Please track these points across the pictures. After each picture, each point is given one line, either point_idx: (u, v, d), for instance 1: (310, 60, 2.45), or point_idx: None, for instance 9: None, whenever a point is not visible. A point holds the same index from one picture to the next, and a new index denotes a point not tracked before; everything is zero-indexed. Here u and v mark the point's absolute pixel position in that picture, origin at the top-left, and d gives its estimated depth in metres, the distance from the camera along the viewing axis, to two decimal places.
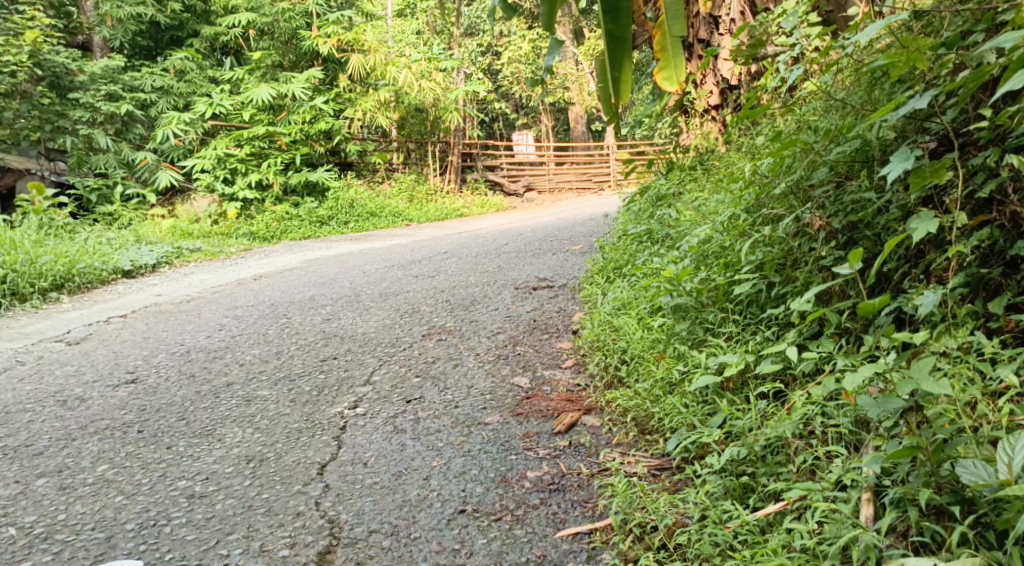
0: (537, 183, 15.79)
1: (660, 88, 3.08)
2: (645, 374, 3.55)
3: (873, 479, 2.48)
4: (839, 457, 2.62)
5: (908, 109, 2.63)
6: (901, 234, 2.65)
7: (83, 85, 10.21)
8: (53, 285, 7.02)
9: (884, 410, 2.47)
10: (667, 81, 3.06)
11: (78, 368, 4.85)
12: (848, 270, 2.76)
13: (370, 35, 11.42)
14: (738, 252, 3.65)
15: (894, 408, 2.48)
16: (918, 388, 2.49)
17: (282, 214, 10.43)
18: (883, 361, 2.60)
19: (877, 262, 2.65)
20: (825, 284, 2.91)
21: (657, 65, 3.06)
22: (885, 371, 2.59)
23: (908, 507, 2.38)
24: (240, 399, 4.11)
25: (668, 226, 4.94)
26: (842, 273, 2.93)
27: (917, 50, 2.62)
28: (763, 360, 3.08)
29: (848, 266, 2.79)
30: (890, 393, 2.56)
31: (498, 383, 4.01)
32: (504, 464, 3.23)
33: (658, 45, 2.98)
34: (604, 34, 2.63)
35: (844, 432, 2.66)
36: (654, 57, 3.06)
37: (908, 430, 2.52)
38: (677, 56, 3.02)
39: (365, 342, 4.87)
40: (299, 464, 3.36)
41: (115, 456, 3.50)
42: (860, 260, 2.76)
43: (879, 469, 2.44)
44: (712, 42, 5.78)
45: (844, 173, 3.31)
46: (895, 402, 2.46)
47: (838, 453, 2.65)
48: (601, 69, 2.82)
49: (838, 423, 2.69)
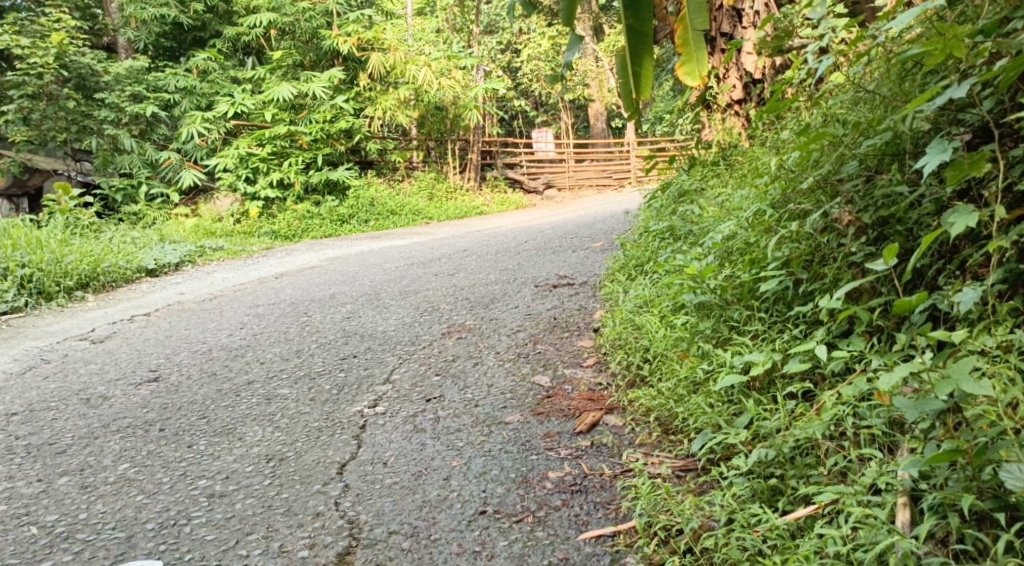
0: (557, 181, 15.72)
1: (681, 83, 3.01)
2: (669, 373, 3.49)
3: (908, 483, 2.41)
4: (873, 460, 2.55)
5: (945, 98, 2.59)
6: (939, 229, 2.58)
7: (108, 86, 10.26)
8: (78, 284, 7.04)
9: (921, 412, 2.35)
10: (690, 75, 2.98)
11: (102, 366, 4.85)
12: (882, 266, 2.68)
13: (390, 34, 11.39)
14: (763, 248, 3.58)
15: (932, 410, 2.37)
16: (957, 389, 2.41)
17: (303, 213, 10.45)
18: (920, 361, 2.50)
19: (912, 259, 2.57)
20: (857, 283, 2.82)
21: (678, 60, 2.97)
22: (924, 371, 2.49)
23: (948, 513, 2.32)
24: (261, 397, 4.09)
25: (690, 222, 4.87)
26: (877, 270, 2.82)
27: (954, 37, 2.57)
28: (790, 360, 3.02)
29: (882, 262, 2.71)
30: (928, 394, 2.46)
31: (519, 382, 3.97)
32: (525, 464, 3.19)
33: (680, 39, 2.92)
34: (625, 30, 2.58)
35: (878, 433, 2.58)
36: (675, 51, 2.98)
37: (947, 433, 2.44)
38: (699, 50, 2.95)
39: (385, 341, 4.84)
40: (319, 464, 3.33)
41: (137, 455, 3.48)
42: (895, 256, 2.68)
43: (917, 473, 2.37)
44: (734, 36, 5.72)
45: (874, 167, 3.24)
46: (932, 403, 2.35)
47: (872, 455, 2.57)
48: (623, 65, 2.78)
49: (872, 423, 2.62)
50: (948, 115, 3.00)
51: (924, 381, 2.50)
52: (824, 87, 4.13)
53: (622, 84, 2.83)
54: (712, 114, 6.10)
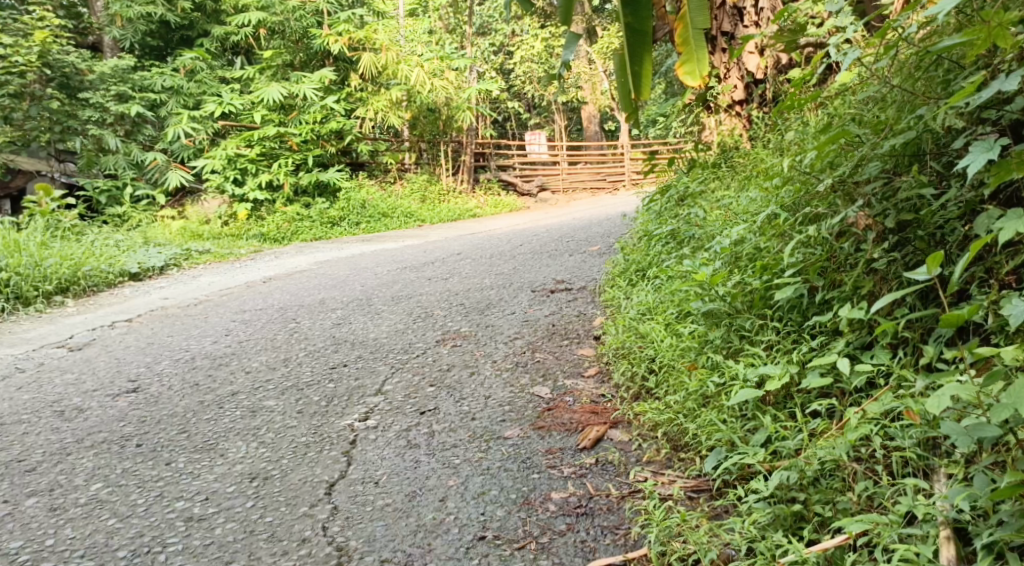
0: (551, 183, 15.52)
1: (681, 82, 2.83)
2: (677, 386, 3.30)
3: (951, 515, 2.24)
4: (911, 488, 2.36)
5: (994, 90, 2.53)
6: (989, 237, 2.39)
7: (93, 85, 10.04)
8: (58, 288, 6.83)
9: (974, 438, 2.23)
10: (690, 76, 2.82)
11: (79, 376, 4.63)
12: (925, 275, 2.48)
13: (382, 34, 11.19)
14: (776, 253, 3.39)
15: (985, 436, 2.24)
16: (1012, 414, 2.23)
17: (293, 215, 10.25)
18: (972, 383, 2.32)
19: (960, 269, 2.38)
20: (892, 295, 2.55)
21: (677, 59, 2.81)
22: (976, 393, 2.30)
23: (1004, 553, 2.15)
24: (246, 409, 3.88)
25: (695, 225, 4.69)
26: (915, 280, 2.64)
27: (1000, 25, 2.43)
28: (809, 372, 2.83)
29: (925, 270, 2.51)
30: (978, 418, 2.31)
31: (517, 393, 3.77)
32: (527, 484, 2.99)
33: (679, 37, 2.76)
34: (623, 27, 2.50)
35: (912, 457, 2.40)
36: (675, 51, 2.82)
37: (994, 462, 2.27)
38: (699, 49, 2.78)
39: (377, 348, 4.65)
40: (307, 483, 3.13)
41: (111, 473, 3.28)
42: (939, 264, 2.48)
43: (967, 505, 2.22)
44: (735, 35, 5.54)
45: (895, 167, 3.06)
46: (987, 430, 2.22)
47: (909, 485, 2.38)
48: (620, 64, 2.69)
49: (903, 446, 2.43)
50: (973, 113, 2.85)
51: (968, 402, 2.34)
52: (835, 85, 3.96)
53: (619, 84, 2.69)
54: (710, 115, 5.91)
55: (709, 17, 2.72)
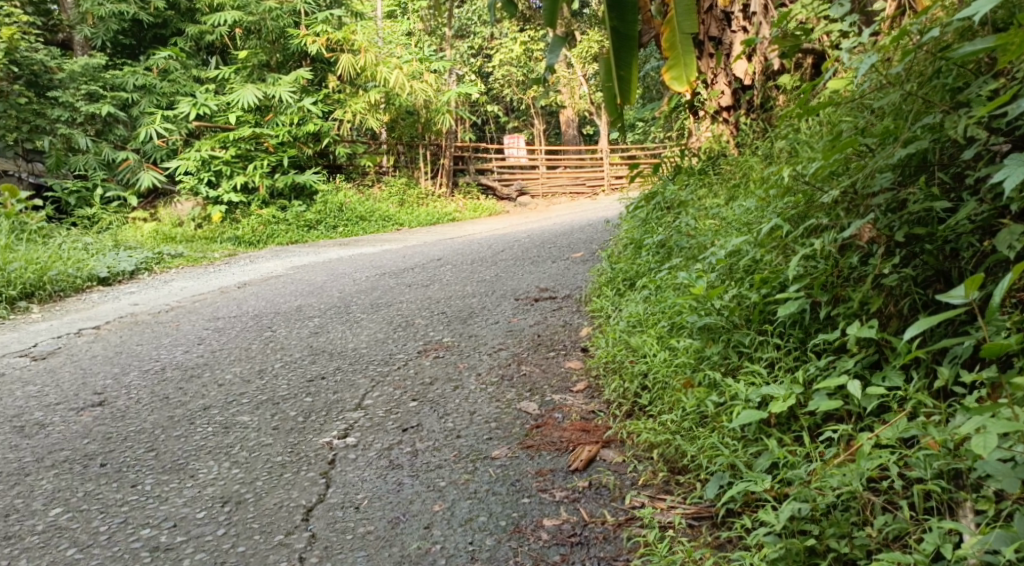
0: (530, 187, 15.37)
1: (666, 87, 2.81)
2: (672, 404, 3.15)
3: (985, 556, 2.11)
4: (937, 525, 2.23)
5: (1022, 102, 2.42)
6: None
7: (62, 83, 9.83)
8: (22, 294, 6.61)
9: None
10: (675, 81, 2.79)
11: (42, 388, 4.42)
12: (962, 298, 2.32)
13: (360, 35, 11.08)
14: (776, 265, 3.24)
15: None
16: None
17: (268, 218, 10.02)
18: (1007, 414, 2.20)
19: (1002, 293, 2.23)
20: (927, 322, 2.35)
21: (665, 63, 2.79)
22: (1014, 426, 2.17)
23: None
24: (218, 426, 3.69)
25: (686, 234, 4.54)
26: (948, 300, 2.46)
27: None
28: (815, 394, 2.69)
29: (960, 292, 2.35)
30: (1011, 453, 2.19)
31: (504, 409, 3.60)
32: (516, 510, 2.84)
33: (666, 42, 2.71)
34: (608, 31, 2.39)
35: (936, 491, 2.28)
36: (662, 55, 2.79)
37: None
38: (686, 54, 2.73)
39: (356, 359, 4.46)
40: (282, 508, 2.97)
41: (71, 497, 3.15)
42: (976, 286, 2.33)
43: (1008, 549, 2.09)
44: (722, 40, 5.40)
45: (903, 176, 2.92)
46: None
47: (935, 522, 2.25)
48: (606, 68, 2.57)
49: (925, 478, 2.30)
50: (983, 123, 2.74)
51: (1001, 434, 2.21)
52: (830, 90, 3.82)
53: (604, 90, 2.58)
54: (698, 122, 5.74)
55: (698, 21, 2.61)
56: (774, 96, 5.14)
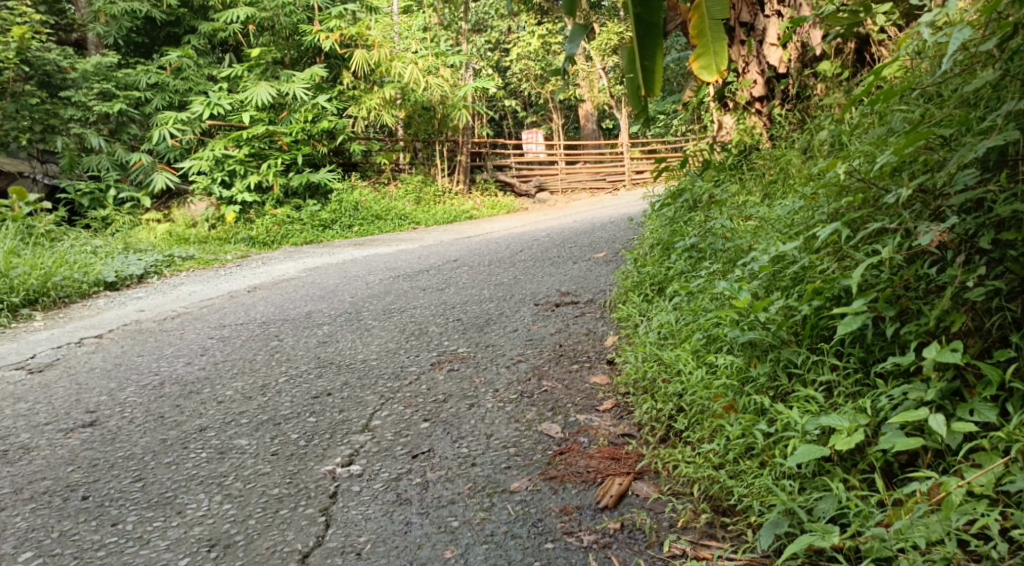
0: (550, 183, 14.99)
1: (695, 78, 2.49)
2: (712, 431, 2.79)
3: None
4: None
5: None
6: None
7: (75, 83, 9.59)
8: (25, 301, 6.33)
9: None
10: (705, 70, 2.47)
11: (31, 406, 4.11)
12: None
13: (375, 30, 10.75)
14: (831, 274, 2.88)
15: None
16: None
17: (282, 218, 9.71)
18: None
19: None
20: None
21: (692, 52, 2.47)
22: None
23: None
24: (212, 451, 3.36)
25: (722, 234, 4.16)
26: None
27: None
28: (889, 429, 2.40)
29: None
30: None
31: (524, 432, 3.25)
32: (539, 557, 2.51)
33: (694, 29, 2.40)
34: (632, 19, 2.19)
35: None
36: (689, 42, 2.48)
37: None
38: (715, 41, 2.43)
39: (365, 373, 4.12)
40: (275, 554, 2.67)
41: (45, 539, 2.85)
42: None
43: None
44: (756, 26, 4.95)
45: (983, 172, 2.62)
46: None
47: None
48: (631, 58, 2.34)
49: None
50: None
51: None
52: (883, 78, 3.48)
53: (626, 80, 2.36)
54: (728, 113, 5.29)
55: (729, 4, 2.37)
56: (812, 85, 4.79)
